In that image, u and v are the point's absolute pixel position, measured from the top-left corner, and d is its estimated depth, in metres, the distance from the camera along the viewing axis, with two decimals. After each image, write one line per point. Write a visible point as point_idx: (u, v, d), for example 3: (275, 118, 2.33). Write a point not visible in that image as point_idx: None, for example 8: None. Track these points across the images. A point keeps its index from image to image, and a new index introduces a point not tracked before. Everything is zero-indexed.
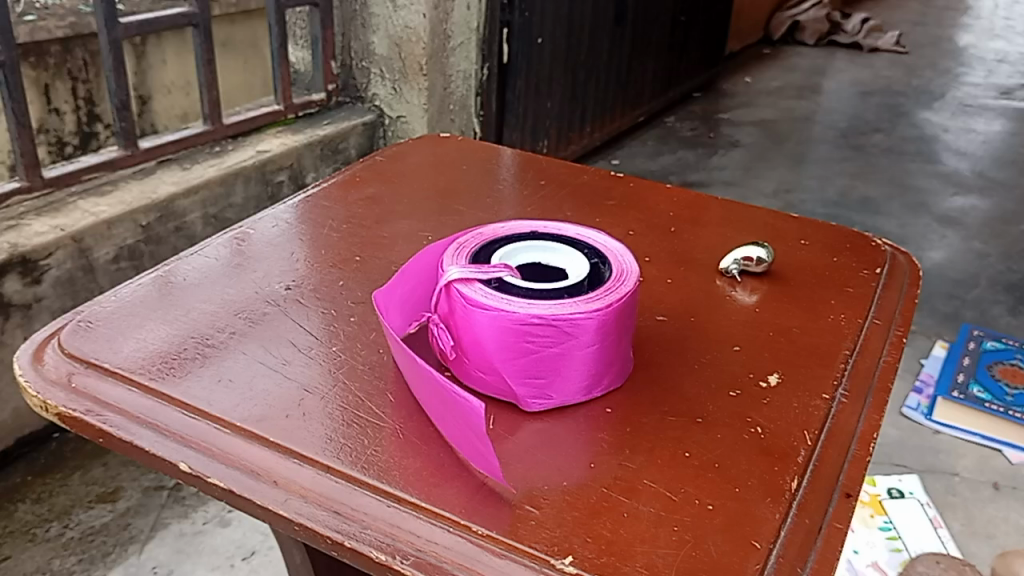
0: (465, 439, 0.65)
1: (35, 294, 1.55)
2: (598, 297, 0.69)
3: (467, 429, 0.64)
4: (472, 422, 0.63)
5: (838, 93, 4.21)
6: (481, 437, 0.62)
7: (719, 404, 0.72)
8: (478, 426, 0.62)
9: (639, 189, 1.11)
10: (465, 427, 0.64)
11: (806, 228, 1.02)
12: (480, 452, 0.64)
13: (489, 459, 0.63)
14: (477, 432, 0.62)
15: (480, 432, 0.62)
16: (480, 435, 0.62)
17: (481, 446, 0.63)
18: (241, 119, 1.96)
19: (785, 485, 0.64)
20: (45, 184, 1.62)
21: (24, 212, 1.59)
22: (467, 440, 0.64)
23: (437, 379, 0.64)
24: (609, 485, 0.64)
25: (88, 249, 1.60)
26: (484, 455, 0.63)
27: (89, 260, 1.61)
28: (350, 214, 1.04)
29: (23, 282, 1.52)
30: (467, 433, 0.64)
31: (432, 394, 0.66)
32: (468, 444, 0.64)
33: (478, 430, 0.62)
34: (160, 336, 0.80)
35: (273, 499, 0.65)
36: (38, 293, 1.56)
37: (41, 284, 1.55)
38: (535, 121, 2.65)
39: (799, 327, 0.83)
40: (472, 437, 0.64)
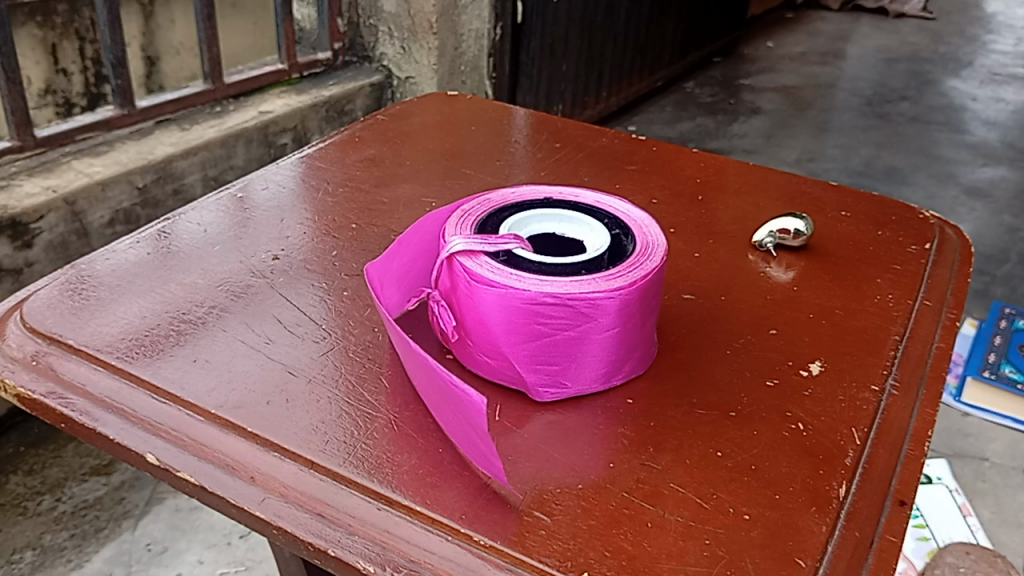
0: (464, 435, 0.57)
1: (27, 258, 1.46)
2: (620, 274, 0.61)
3: (466, 424, 0.56)
4: (471, 418, 0.54)
5: (862, 59, 4.07)
6: (482, 435, 0.54)
7: (754, 395, 0.64)
8: (479, 423, 0.54)
9: (663, 152, 1.02)
10: (464, 422, 0.56)
11: (847, 199, 0.93)
12: (481, 451, 0.55)
13: (491, 460, 0.55)
14: (478, 429, 0.54)
15: (481, 429, 0.54)
16: (481, 433, 0.54)
17: (483, 445, 0.55)
18: (241, 77, 1.86)
19: (832, 493, 0.56)
20: (37, 144, 1.54)
21: (15, 172, 1.50)
22: (467, 437, 0.56)
23: (435, 367, 0.56)
24: (631, 489, 0.56)
25: (82, 212, 1.51)
26: (486, 454, 0.55)
27: (82, 223, 1.52)
28: (348, 176, 0.96)
29: (13, 246, 1.43)
30: (468, 428, 0.56)
31: (429, 383, 0.58)
32: (469, 442, 0.56)
33: (480, 427, 0.54)
34: (134, 308, 0.73)
35: (248, 498, 0.57)
36: (29, 258, 1.47)
37: (33, 248, 1.46)
38: (550, 84, 2.55)
39: (842, 309, 0.75)
40: (472, 434, 0.55)
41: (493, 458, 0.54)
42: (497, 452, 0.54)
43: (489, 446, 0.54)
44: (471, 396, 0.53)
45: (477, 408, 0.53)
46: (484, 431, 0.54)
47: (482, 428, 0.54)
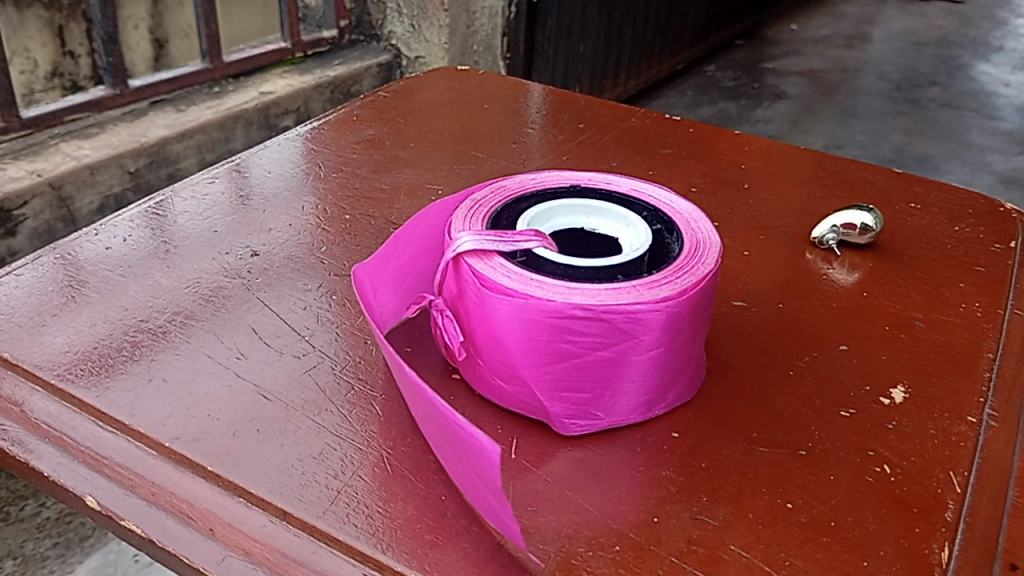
0: (472, 485, 0.45)
1: (9, 249, 1.15)
2: (666, 281, 0.49)
3: (473, 474, 0.44)
4: (479, 467, 0.43)
5: (889, 43, 3.90)
6: (493, 490, 0.43)
7: (827, 427, 0.53)
8: (490, 476, 0.42)
9: (702, 135, 0.90)
10: (472, 468, 0.44)
11: (918, 188, 0.81)
12: (492, 507, 0.44)
13: (506, 520, 0.43)
14: (485, 484, 0.43)
15: (493, 484, 0.42)
16: (494, 487, 0.43)
17: (494, 502, 0.43)
18: (242, 56, 1.59)
19: (931, 559, 0.45)
20: (23, 125, 1.25)
21: None
22: (474, 488, 0.45)
23: (434, 401, 0.44)
24: (681, 553, 0.45)
25: (71, 199, 1.21)
26: (499, 513, 0.43)
27: (71, 212, 1.22)
28: (345, 159, 0.85)
29: None
30: (475, 477, 0.44)
31: (428, 417, 0.47)
32: (476, 496, 0.45)
33: (492, 481, 0.42)
34: (85, 315, 0.61)
35: (205, 557, 0.47)
36: (13, 248, 1.16)
37: (17, 237, 1.15)
38: (566, 66, 2.42)
39: (922, 321, 0.63)
40: (480, 486, 0.44)
41: (506, 518, 0.43)
42: (512, 511, 0.43)
43: (503, 503, 0.43)
44: (479, 442, 0.41)
45: (488, 459, 0.41)
46: (496, 486, 0.42)
47: (494, 480, 0.42)
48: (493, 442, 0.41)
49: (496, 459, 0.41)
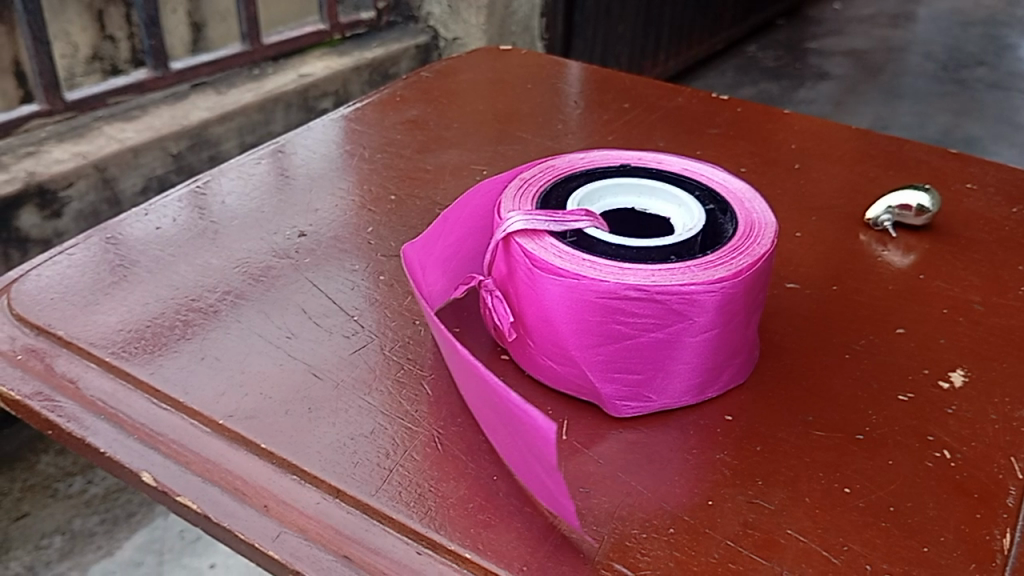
0: (525, 464, 0.45)
1: (56, 230, 1.17)
2: (721, 262, 0.49)
3: (528, 454, 0.44)
4: (534, 446, 0.42)
5: (935, 22, 3.79)
6: (549, 470, 0.42)
7: (884, 411, 0.52)
8: (545, 455, 0.42)
9: (750, 114, 0.88)
10: (525, 449, 0.44)
11: (974, 168, 0.79)
12: (547, 487, 0.43)
13: (561, 501, 0.43)
14: (542, 461, 0.42)
15: (547, 463, 0.42)
16: (548, 467, 0.42)
17: (550, 482, 0.43)
18: (281, 38, 1.58)
19: (993, 545, 0.44)
20: (68, 108, 1.26)
21: (45, 139, 1.23)
22: (529, 467, 0.44)
23: (486, 380, 0.44)
24: (738, 536, 0.44)
25: (115, 180, 1.22)
26: (555, 493, 0.43)
27: (115, 192, 1.23)
28: (388, 140, 0.84)
29: (42, 216, 1.15)
30: (528, 457, 0.44)
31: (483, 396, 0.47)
32: (531, 474, 0.44)
33: (547, 461, 0.42)
34: (136, 295, 0.62)
35: (260, 533, 0.47)
36: (60, 230, 1.18)
37: (63, 218, 1.17)
38: (604, 46, 2.39)
39: (981, 304, 0.61)
40: (535, 466, 0.43)
41: (562, 499, 0.42)
42: (567, 491, 0.42)
43: (558, 484, 0.42)
44: (536, 420, 0.41)
45: (544, 437, 0.41)
46: (552, 465, 0.41)
47: (548, 460, 0.41)
48: (548, 420, 0.40)
49: (553, 439, 0.40)
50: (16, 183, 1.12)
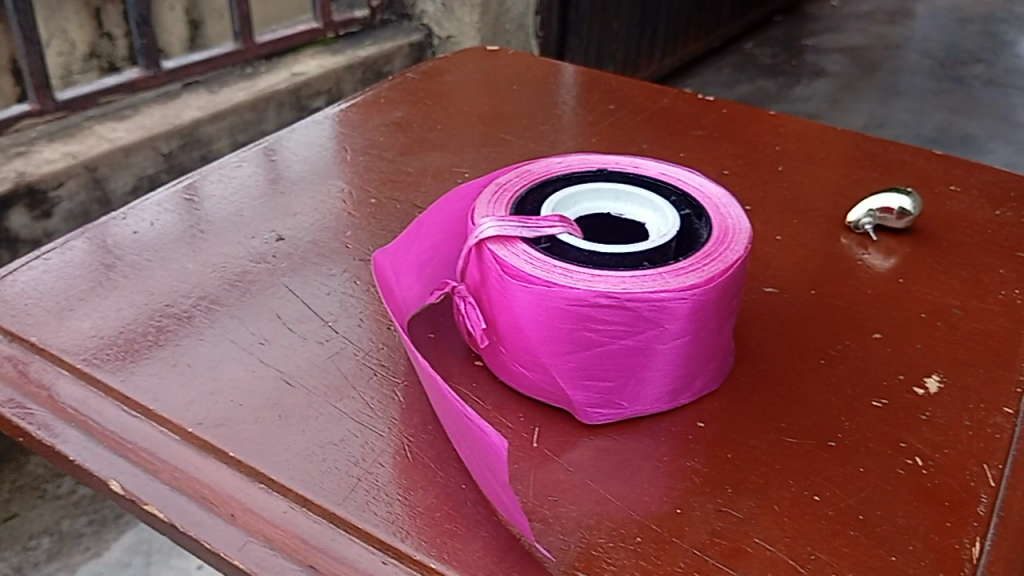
0: (480, 476, 0.45)
1: (46, 230, 1.17)
2: (693, 269, 0.48)
3: (482, 467, 0.43)
4: (487, 460, 0.42)
5: (933, 18, 3.78)
6: (501, 484, 0.42)
7: (858, 418, 0.51)
8: (497, 470, 0.42)
9: (736, 115, 0.88)
10: (480, 463, 0.43)
11: (959, 170, 0.79)
12: (501, 500, 0.43)
13: (514, 515, 0.42)
14: (495, 476, 0.42)
15: (500, 477, 0.42)
16: (500, 482, 0.42)
17: (504, 496, 0.42)
18: (274, 37, 1.58)
19: (962, 554, 0.44)
20: (59, 108, 1.26)
21: (35, 138, 1.22)
22: (484, 480, 0.44)
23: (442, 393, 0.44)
24: (704, 545, 0.44)
25: (105, 180, 1.22)
26: (508, 507, 0.43)
27: (105, 192, 1.22)
28: (372, 141, 0.84)
29: (32, 216, 1.14)
30: (483, 470, 0.44)
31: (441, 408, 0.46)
32: (487, 487, 0.44)
33: (499, 475, 0.42)
34: (111, 301, 0.61)
35: (225, 542, 0.47)
36: (50, 230, 1.17)
37: (53, 218, 1.17)
38: (601, 43, 2.38)
39: (961, 309, 0.61)
40: (489, 480, 0.43)
41: (515, 513, 0.42)
42: (519, 506, 0.42)
43: (511, 498, 0.42)
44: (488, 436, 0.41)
45: (495, 452, 0.41)
46: (503, 480, 0.41)
47: (500, 475, 0.41)
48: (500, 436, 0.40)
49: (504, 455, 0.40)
50: (5, 184, 1.11)
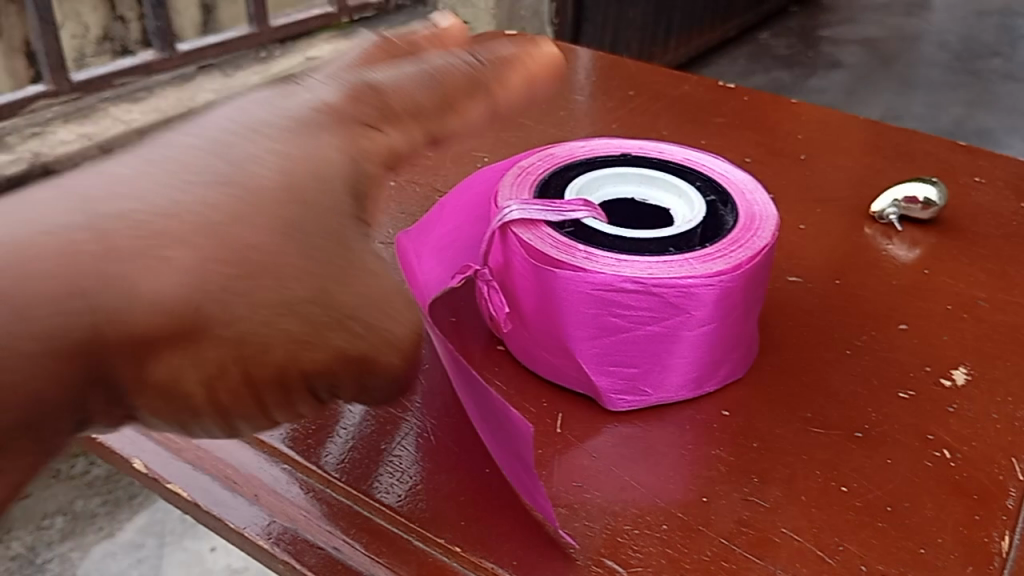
0: (501, 460, 0.44)
1: None
2: (720, 255, 0.48)
3: (507, 452, 0.43)
4: (513, 445, 0.42)
5: (951, 10, 3.74)
6: (527, 469, 0.42)
7: (884, 409, 0.51)
8: (524, 454, 0.41)
9: (757, 103, 0.87)
10: (504, 448, 0.43)
11: (983, 161, 0.78)
12: (522, 482, 0.43)
13: (536, 498, 0.42)
14: (521, 460, 0.42)
15: (526, 462, 0.42)
16: (525, 466, 0.42)
17: (527, 481, 0.42)
18: (290, 21, 1.55)
19: (991, 547, 0.43)
20: (74, 88, 1.25)
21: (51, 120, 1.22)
22: (505, 464, 0.44)
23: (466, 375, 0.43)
24: (731, 534, 0.44)
25: None
26: (529, 489, 0.42)
27: None
28: None
29: None
30: (506, 455, 0.43)
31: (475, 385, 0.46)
32: (509, 472, 0.44)
33: (526, 459, 0.41)
34: None
35: (249, 522, 0.46)
36: None
37: None
38: (616, 31, 2.37)
39: (986, 301, 0.60)
40: (515, 465, 0.43)
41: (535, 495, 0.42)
42: (542, 490, 0.42)
43: (535, 484, 0.42)
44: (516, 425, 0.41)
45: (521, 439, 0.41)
46: (529, 464, 0.41)
47: (525, 461, 0.41)
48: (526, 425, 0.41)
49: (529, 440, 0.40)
50: (20, 163, 1.12)
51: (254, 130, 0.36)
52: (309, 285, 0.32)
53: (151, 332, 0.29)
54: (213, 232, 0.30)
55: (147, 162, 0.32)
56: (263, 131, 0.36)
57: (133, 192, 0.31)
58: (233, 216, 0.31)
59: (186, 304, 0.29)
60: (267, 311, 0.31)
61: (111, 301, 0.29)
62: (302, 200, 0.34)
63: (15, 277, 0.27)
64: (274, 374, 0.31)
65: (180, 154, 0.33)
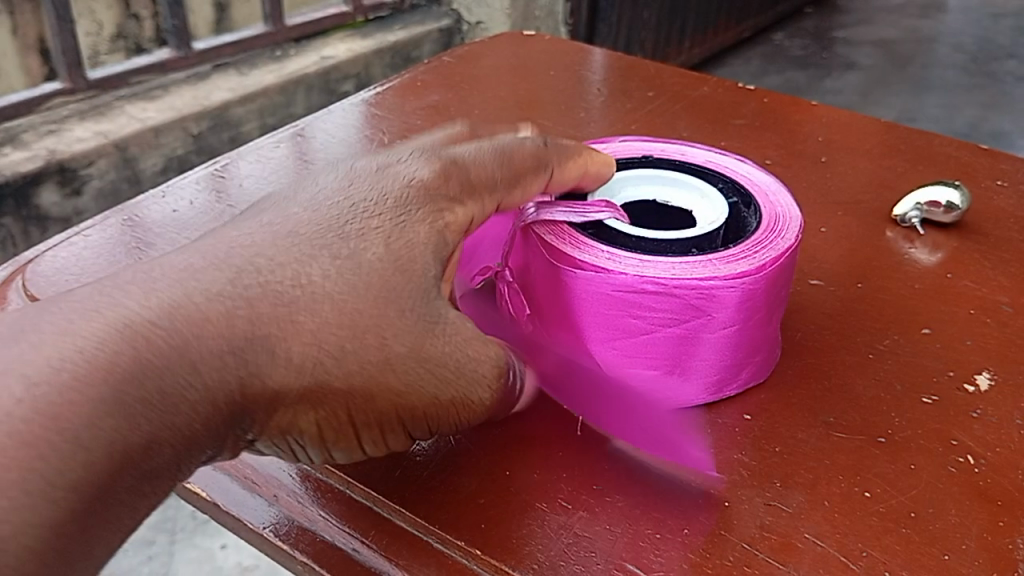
0: None
1: (75, 208, 1.19)
2: (744, 257, 0.47)
3: None
4: None
5: (968, 11, 3.71)
6: None
7: (907, 413, 0.51)
8: None
9: (776, 105, 0.86)
10: None
11: (1006, 165, 0.77)
12: None
13: None
14: None
15: None
16: None
17: None
18: (305, 20, 1.54)
19: (1016, 554, 0.43)
20: (90, 86, 1.24)
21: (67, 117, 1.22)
22: None
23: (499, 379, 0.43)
24: (754, 539, 0.43)
25: (135, 160, 1.22)
26: None
27: (135, 171, 1.23)
28: (407, 125, 0.84)
29: (62, 194, 1.16)
30: None
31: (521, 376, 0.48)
32: None
33: None
34: None
35: (268, 522, 0.46)
36: (78, 208, 1.19)
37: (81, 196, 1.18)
38: (629, 32, 2.36)
39: (1009, 305, 0.60)
40: None
41: None
42: None
43: None
44: None
45: None
46: None
47: None
48: None
49: None
50: (36, 161, 1.13)
51: (369, 207, 0.46)
52: (406, 342, 0.43)
53: (288, 387, 0.41)
54: (337, 308, 0.42)
55: (281, 233, 0.44)
56: (374, 208, 0.46)
57: (274, 264, 0.42)
58: (343, 283, 0.42)
59: (310, 361, 0.41)
60: (375, 368, 0.42)
61: (261, 352, 0.40)
62: (399, 268, 0.44)
63: (191, 334, 0.39)
64: (386, 409, 0.43)
65: (303, 228, 0.44)
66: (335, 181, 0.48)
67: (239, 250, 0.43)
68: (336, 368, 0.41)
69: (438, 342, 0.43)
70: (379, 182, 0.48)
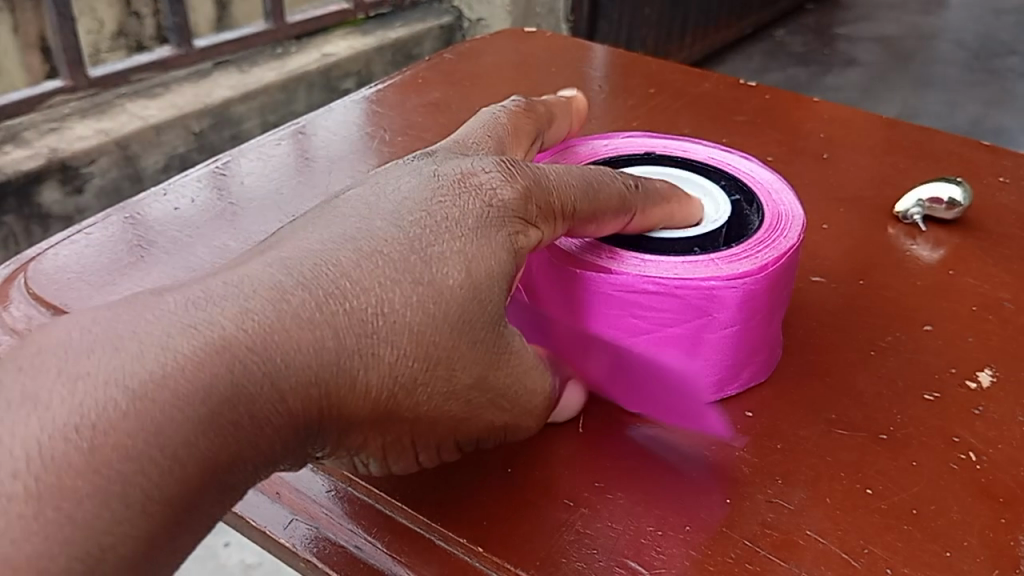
0: None
1: (77, 206, 1.19)
2: (746, 255, 0.48)
3: None
4: None
5: (970, 7, 3.70)
6: None
7: (908, 410, 0.51)
8: None
9: (777, 102, 0.86)
10: None
11: (1008, 161, 0.77)
12: None
13: None
14: None
15: None
16: None
17: None
18: (305, 16, 1.53)
19: (1018, 551, 0.43)
20: (91, 84, 1.24)
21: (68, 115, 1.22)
22: None
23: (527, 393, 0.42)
24: (756, 536, 0.43)
25: (136, 158, 1.22)
26: None
27: (137, 169, 1.23)
28: (408, 122, 0.84)
29: (63, 191, 1.16)
30: None
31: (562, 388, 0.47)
32: None
33: None
34: (152, 276, 0.62)
35: (270, 519, 0.46)
36: (80, 206, 1.19)
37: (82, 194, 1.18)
38: (630, 29, 2.36)
39: (1011, 302, 0.60)
40: None
41: None
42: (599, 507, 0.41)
43: None
44: None
45: None
46: None
47: None
48: None
49: None
50: (38, 159, 1.13)
51: (436, 211, 0.42)
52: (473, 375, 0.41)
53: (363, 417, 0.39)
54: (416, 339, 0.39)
55: (346, 236, 0.40)
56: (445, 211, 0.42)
57: (359, 289, 0.38)
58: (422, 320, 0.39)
59: (388, 398, 0.39)
60: (440, 397, 0.41)
61: (343, 373, 0.37)
62: (480, 298, 0.41)
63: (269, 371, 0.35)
64: (449, 433, 0.43)
65: (379, 234, 0.40)
66: (416, 184, 0.43)
67: (318, 261, 0.38)
68: (412, 388, 0.39)
69: (502, 372, 0.43)
70: (461, 193, 0.43)
